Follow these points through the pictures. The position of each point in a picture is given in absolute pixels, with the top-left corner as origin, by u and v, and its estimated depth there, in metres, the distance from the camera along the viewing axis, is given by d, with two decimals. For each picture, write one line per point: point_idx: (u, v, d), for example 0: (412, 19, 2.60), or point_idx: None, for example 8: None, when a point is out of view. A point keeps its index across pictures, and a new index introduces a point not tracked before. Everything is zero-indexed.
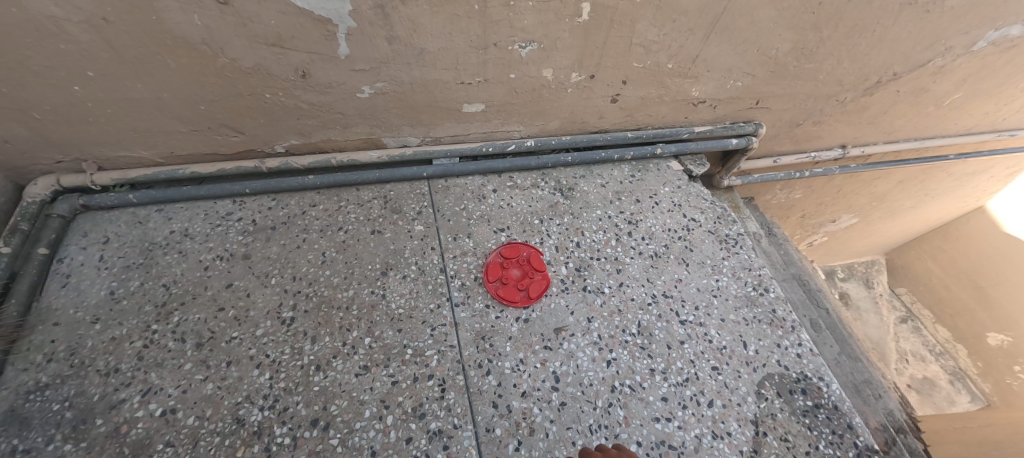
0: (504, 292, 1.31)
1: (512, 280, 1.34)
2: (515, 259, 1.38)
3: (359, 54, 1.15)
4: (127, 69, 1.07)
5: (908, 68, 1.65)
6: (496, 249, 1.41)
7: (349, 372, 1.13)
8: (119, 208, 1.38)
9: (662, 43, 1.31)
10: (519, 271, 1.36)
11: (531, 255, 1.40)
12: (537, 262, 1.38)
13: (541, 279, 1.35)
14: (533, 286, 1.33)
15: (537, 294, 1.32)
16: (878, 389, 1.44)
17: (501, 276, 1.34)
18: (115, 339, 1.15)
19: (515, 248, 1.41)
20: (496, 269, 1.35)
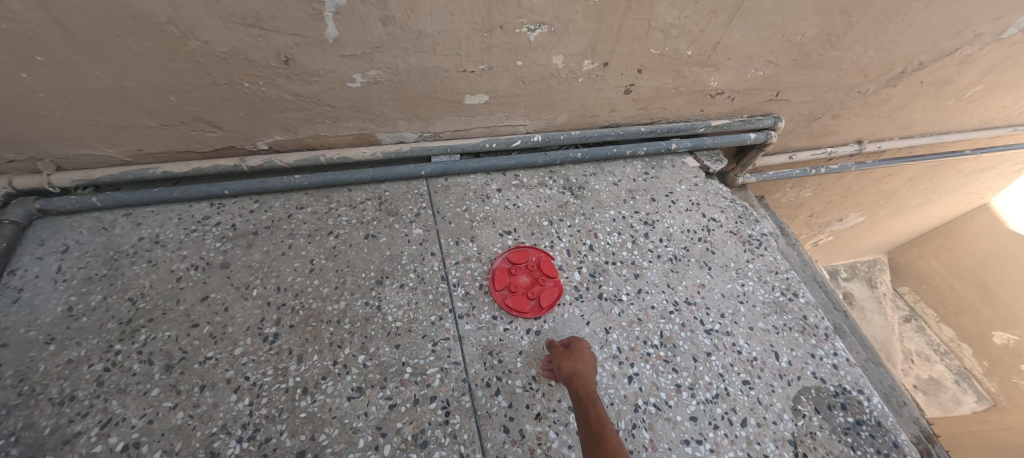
0: (512, 302, 1.18)
1: (521, 288, 1.22)
2: (524, 265, 1.26)
3: (350, 37, 1.03)
4: (82, 54, 0.93)
5: (934, 57, 1.56)
6: (502, 254, 1.29)
7: (340, 396, 1.00)
8: (82, 212, 1.24)
9: (682, 28, 1.20)
10: (529, 278, 1.24)
11: (541, 260, 1.28)
12: (548, 268, 1.26)
13: (553, 287, 1.22)
14: (543, 294, 1.20)
15: (549, 303, 1.19)
16: (902, 395, 1.32)
17: (508, 283, 1.22)
18: (72, 362, 1.00)
19: (524, 252, 1.29)
20: (503, 277, 1.23)
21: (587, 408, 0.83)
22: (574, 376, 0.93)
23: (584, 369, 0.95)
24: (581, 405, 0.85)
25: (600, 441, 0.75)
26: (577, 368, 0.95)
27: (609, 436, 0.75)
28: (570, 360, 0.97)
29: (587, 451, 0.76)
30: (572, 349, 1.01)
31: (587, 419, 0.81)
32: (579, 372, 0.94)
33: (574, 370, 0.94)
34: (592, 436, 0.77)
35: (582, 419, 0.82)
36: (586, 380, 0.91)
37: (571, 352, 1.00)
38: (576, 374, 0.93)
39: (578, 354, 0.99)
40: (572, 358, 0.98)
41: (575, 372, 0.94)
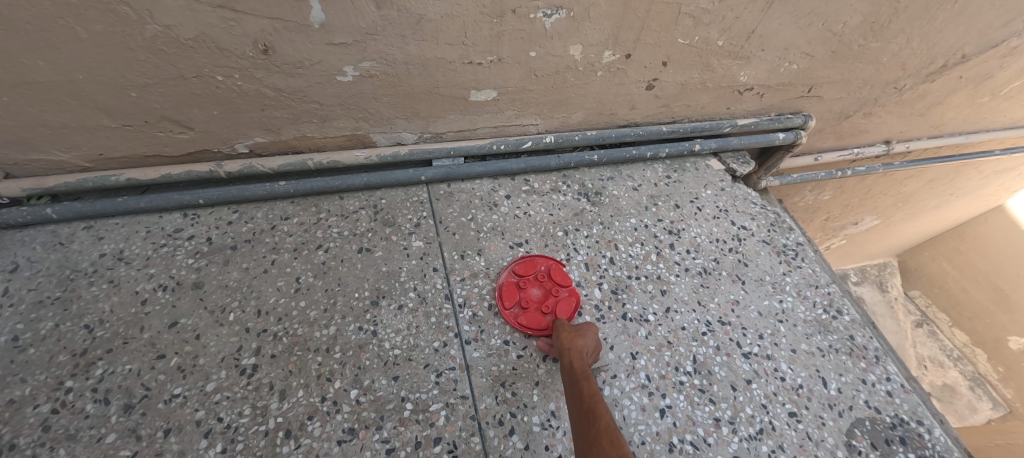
0: (526, 320, 1.04)
1: (533, 302, 1.07)
2: (533, 277, 1.12)
3: (339, 22, 0.89)
4: (18, 40, 0.78)
5: (978, 49, 1.44)
6: (508, 267, 1.14)
7: (328, 440, 0.85)
8: (36, 225, 1.09)
9: (716, 14, 1.07)
10: (540, 290, 1.10)
11: (552, 269, 1.13)
12: (560, 276, 1.12)
13: (568, 297, 1.09)
14: (560, 307, 1.06)
15: (567, 316, 1.05)
16: None
17: (519, 299, 1.07)
18: (13, 403, 0.85)
19: (531, 263, 1.14)
20: (512, 293, 1.08)
21: (580, 383, 0.80)
22: (572, 353, 0.89)
23: (583, 347, 0.91)
24: (575, 380, 0.81)
25: (590, 415, 0.71)
26: (576, 346, 0.91)
27: (600, 411, 0.71)
28: (571, 337, 0.93)
29: (578, 425, 0.72)
30: (576, 327, 0.97)
31: (580, 395, 0.77)
32: (577, 350, 0.90)
33: (573, 348, 0.90)
34: (583, 410, 0.74)
35: (574, 394, 0.79)
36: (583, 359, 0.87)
37: (573, 329, 0.96)
38: (574, 352, 0.89)
39: (575, 330, 0.95)
40: (573, 335, 0.94)
41: (573, 349, 0.90)
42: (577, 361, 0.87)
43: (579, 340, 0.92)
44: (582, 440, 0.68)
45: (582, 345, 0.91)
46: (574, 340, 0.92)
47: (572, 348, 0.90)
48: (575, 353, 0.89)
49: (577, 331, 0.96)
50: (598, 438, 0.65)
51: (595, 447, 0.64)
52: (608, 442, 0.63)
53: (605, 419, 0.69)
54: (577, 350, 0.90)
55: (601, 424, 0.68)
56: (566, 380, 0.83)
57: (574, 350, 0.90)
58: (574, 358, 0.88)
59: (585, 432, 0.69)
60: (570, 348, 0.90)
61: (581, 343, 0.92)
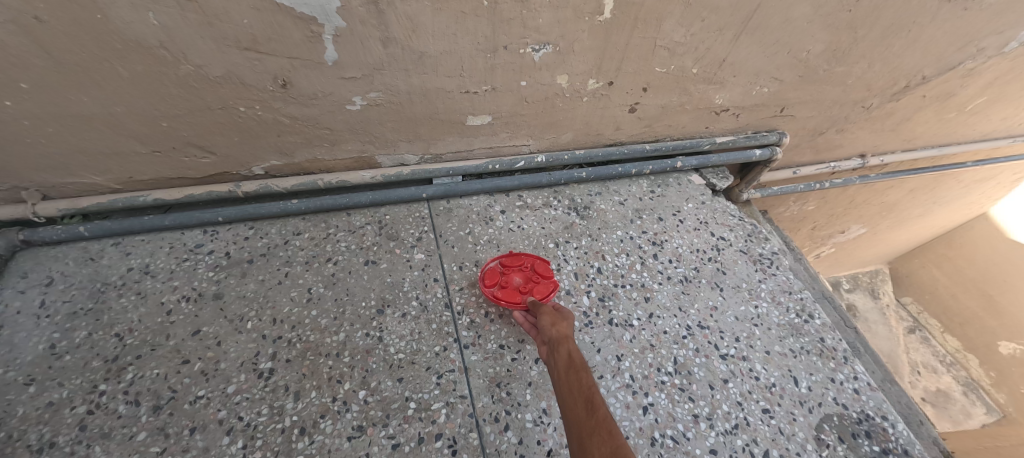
0: (503, 293, 1.13)
1: (512, 287, 1.15)
2: (517, 267, 1.20)
3: (349, 59, 1.00)
4: (68, 79, 0.89)
5: (937, 71, 1.56)
6: (496, 261, 1.25)
7: (339, 436, 0.94)
8: (68, 242, 1.18)
9: (689, 45, 1.18)
10: (521, 278, 1.18)
11: (536, 263, 1.22)
12: (542, 269, 1.18)
13: (547, 283, 1.15)
14: (537, 288, 1.13)
15: (543, 295, 1.11)
16: None
17: (498, 280, 1.17)
18: (52, 405, 0.94)
19: (517, 257, 1.24)
20: (494, 276, 1.18)
21: (575, 372, 0.79)
22: (564, 340, 0.89)
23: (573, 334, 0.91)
24: (569, 367, 0.81)
25: (589, 406, 0.70)
26: (567, 333, 0.91)
27: (598, 402, 0.71)
28: (562, 324, 0.94)
29: (574, 413, 0.71)
30: (565, 314, 0.98)
31: (575, 383, 0.77)
32: (568, 337, 0.90)
33: (564, 335, 0.91)
34: (579, 399, 0.74)
35: (568, 381, 0.79)
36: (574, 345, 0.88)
37: (563, 316, 0.97)
38: (565, 339, 0.90)
39: (566, 319, 0.96)
40: (563, 324, 0.94)
41: (565, 336, 0.90)
42: (569, 347, 0.87)
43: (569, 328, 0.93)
44: (579, 429, 0.68)
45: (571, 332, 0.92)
46: (565, 328, 0.93)
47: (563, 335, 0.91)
48: (567, 340, 0.89)
49: (567, 318, 0.97)
50: (597, 429, 0.65)
51: (594, 438, 0.64)
52: (607, 435, 0.63)
53: (602, 410, 0.69)
54: (568, 337, 0.90)
55: (599, 415, 0.68)
56: (558, 367, 0.83)
57: (566, 336, 0.90)
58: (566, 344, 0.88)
59: (582, 421, 0.69)
60: (563, 335, 0.91)
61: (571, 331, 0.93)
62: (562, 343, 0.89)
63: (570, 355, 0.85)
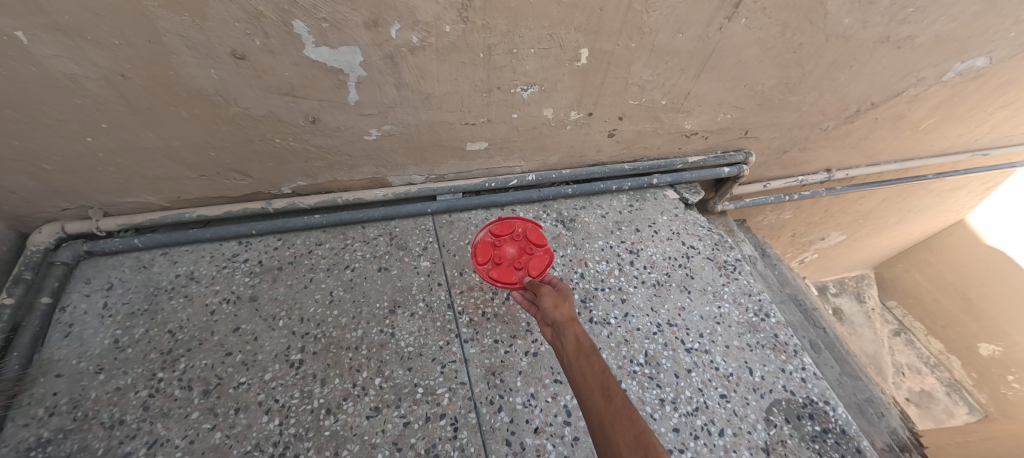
0: (498, 275, 1.19)
1: (506, 259, 1.22)
2: (509, 237, 1.27)
3: (368, 100, 1.20)
4: (140, 120, 1.09)
5: (884, 97, 1.75)
6: (486, 229, 1.31)
7: (359, 415, 1.12)
8: (123, 252, 1.37)
9: (656, 82, 1.38)
10: (515, 249, 1.25)
11: (528, 229, 1.28)
12: (535, 237, 1.26)
13: (542, 255, 1.23)
14: (532, 263, 1.19)
15: (539, 271, 1.18)
16: (880, 407, 1.61)
17: (493, 256, 1.23)
18: (119, 389, 1.12)
19: (508, 225, 1.29)
20: (487, 249, 1.25)
21: (585, 357, 0.83)
22: (571, 324, 0.92)
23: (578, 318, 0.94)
24: (580, 353, 0.85)
25: (607, 393, 0.75)
26: (571, 316, 0.94)
27: (613, 387, 0.76)
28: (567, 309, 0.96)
29: (592, 400, 0.76)
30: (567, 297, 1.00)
31: (587, 368, 0.81)
32: (573, 321, 0.93)
33: (571, 320, 0.93)
34: (594, 384, 0.78)
35: (580, 367, 0.82)
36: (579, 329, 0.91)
37: (566, 300, 0.99)
38: (571, 323, 0.92)
39: (567, 300, 0.99)
40: (567, 308, 0.96)
41: (570, 320, 0.93)
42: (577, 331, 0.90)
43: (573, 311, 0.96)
44: (598, 415, 0.74)
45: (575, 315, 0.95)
46: (571, 313, 0.95)
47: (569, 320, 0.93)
48: (573, 325, 0.92)
49: (570, 302, 0.99)
50: (617, 415, 0.71)
51: (617, 425, 0.70)
52: (629, 421, 0.70)
53: (619, 395, 0.75)
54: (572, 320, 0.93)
55: (617, 400, 0.74)
56: (569, 352, 0.87)
57: (571, 321, 0.93)
58: (573, 329, 0.91)
59: (601, 407, 0.74)
60: (570, 320, 0.93)
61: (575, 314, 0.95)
62: (569, 327, 0.91)
63: (578, 339, 0.87)
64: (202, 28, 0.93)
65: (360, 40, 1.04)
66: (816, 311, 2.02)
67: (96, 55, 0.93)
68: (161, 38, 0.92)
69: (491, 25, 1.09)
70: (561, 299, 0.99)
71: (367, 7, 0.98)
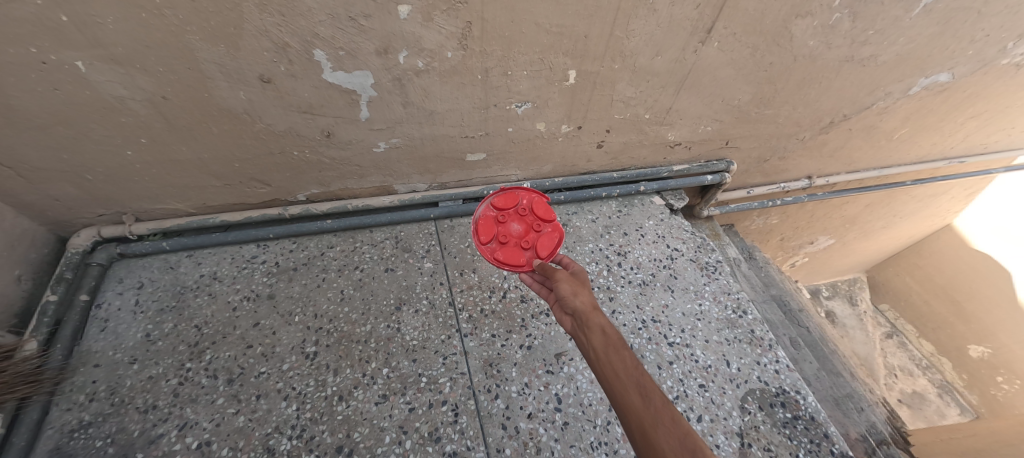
0: (504, 256, 1.12)
1: (511, 237, 1.15)
2: (513, 211, 1.19)
3: (378, 116, 1.33)
4: (175, 135, 1.22)
5: (855, 110, 1.88)
6: (488, 203, 1.22)
7: (368, 401, 1.24)
8: (152, 254, 1.50)
9: (639, 99, 1.51)
10: (521, 225, 1.18)
11: (534, 204, 1.21)
12: (542, 212, 1.18)
13: (549, 233, 1.15)
14: (541, 242, 1.13)
15: (548, 251, 1.11)
16: (860, 401, 1.71)
17: (497, 235, 1.15)
18: (152, 377, 1.24)
19: (512, 197, 1.21)
20: (490, 226, 1.17)
21: (614, 351, 0.79)
22: (595, 315, 0.87)
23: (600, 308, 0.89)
24: (608, 346, 0.80)
25: (643, 391, 0.71)
26: (593, 306, 0.90)
27: (649, 385, 0.72)
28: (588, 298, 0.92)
29: (626, 398, 0.72)
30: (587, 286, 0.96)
31: (618, 364, 0.77)
32: (596, 311, 0.88)
33: (594, 309, 0.89)
34: (627, 381, 0.74)
35: (610, 361, 0.78)
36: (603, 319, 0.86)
37: (586, 288, 0.95)
38: (594, 313, 0.88)
39: (586, 287, 0.95)
40: (589, 297, 0.92)
41: (593, 310, 0.88)
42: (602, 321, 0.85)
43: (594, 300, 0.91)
44: (635, 415, 0.69)
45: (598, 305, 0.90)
46: (593, 303, 0.91)
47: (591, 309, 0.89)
48: (597, 315, 0.87)
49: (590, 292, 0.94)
50: (658, 417, 0.67)
51: (658, 427, 0.66)
52: (671, 422, 0.66)
53: (656, 393, 0.71)
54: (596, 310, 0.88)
55: (655, 400, 0.70)
56: (596, 345, 0.82)
57: (594, 311, 0.88)
58: (597, 320, 0.86)
59: (638, 407, 0.70)
60: (593, 310, 0.88)
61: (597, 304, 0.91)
62: (594, 317, 0.87)
63: (604, 330, 0.83)
64: (236, 57, 1.07)
65: (372, 65, 1.18)
66: (797, 311, 2.12)
67: (144, 80, 1.07)
68: (200, 66, 1.06)
69: (487, 51, 1.23)
70: (581, 287, 0.95)
71: (378, 37, 1.11)
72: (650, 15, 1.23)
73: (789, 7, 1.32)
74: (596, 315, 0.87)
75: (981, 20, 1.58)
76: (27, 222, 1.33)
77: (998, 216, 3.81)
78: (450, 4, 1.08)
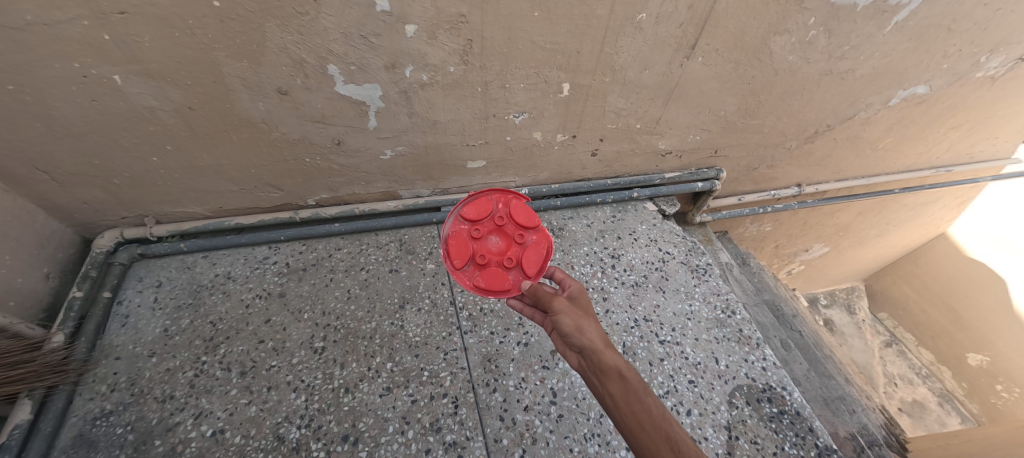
0: (487, 282, 1.08)
1: (490, 256, 1.11)
2: (488, 223, 1.13)
3: (385, 126, 1.43)
4: (198, 143, 1.32)
5: (838, 120, 1.97)
6: (457, 215, 1.15)
7: (373, 393, 1.31)
8: (170, 255, 1.59)
9: (630, 110, 1.61)
10: (499, 239, 1.13)
11: (510, 210, 1.15)
12: (520, 220, 1.13)
13: (532, 246, 1.12)
14: (525, 259, 1.09)
15: (533, 268, 1.09)
16: (852, 403, 1.74)
17: (474, 255, 1.10)
18: (170, 370, 1.32)
19: (484, 205, 1.15)
20: (465, 246, 1.10)
21: (635, 399, 0.82)
22: (606, 354, 0.89)
23: (609, 343, 0.91)
24: (628, 393, 0.83)
25: (672, 443, 0.74)
26: (603, 342, 0.92)
27: (676, 434, 0.76)
28: (596, 333, 0.94)
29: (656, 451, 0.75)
30: (594, 318, 0.97)
31: (642, 413, 0.80)
32: (606, 349, 0.90)
33: (605, 348, 0.91)
34: (653, 433, 0.77)
35: (632, 411, 0.81)
36: (615, 358, 0.89)
37: (592, 322, 0.96)
38: (605, 351, 0.90)
39: (593, 321, 0.96)
40: (598, 332, 0.94)
41: (604, 348, 0.90)
42: (614, 362, 0.87)
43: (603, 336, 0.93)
44: None
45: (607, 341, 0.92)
46: (603, 339, 0.93)
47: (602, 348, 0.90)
48: (609, 354, 0.90)
49: (598, 326, 0.96)
50: None
51: None
52: None
53: (684, 444, 0.74)
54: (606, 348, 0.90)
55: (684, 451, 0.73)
56: (616, 392, 0.85)
57: (603, 348, 0.90)
58: (609, 360, 0.88)
59: None
60: (604, 348, 0.91)
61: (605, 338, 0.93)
62: (605, 357, 0.89)
63: (619, 373, 0.86)
64: (258, 72, 1.17)
65: (381, 79, 1.28)
66: (790, 316, 2.17)
67: (174, 93, 1.17)
68: (224, 79, 1.17)
69: (487, 66, 1.33)
70: (587, 320, 0.97)
71: (386, 54, 1.22)
72: (637, 32, 1.34)
73: (766, 25, 1.42)
74: (608, 355, 0.89)
75: (951, 36, 1.68)
76: (56, 223, 1.42)
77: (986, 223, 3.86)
78: (453, 23, 1.19)
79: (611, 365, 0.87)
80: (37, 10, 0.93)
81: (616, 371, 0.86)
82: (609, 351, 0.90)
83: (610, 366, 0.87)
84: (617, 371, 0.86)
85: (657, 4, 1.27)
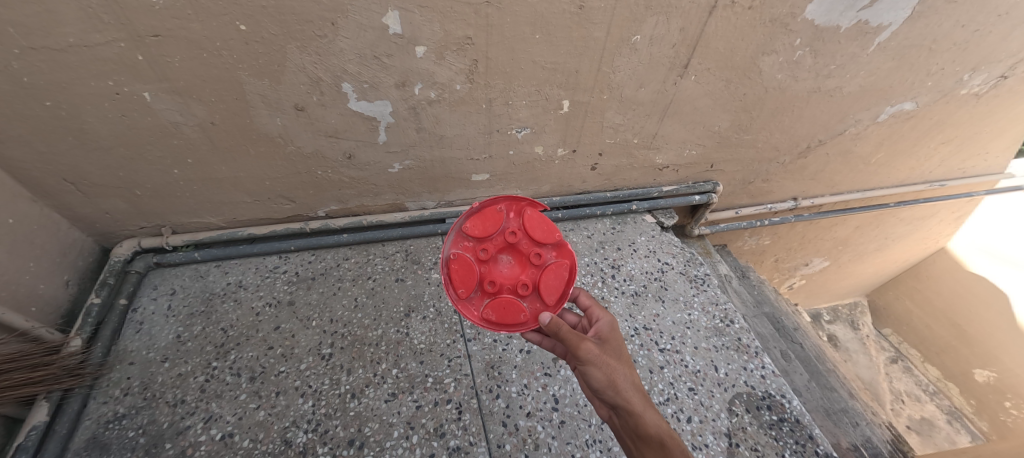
0: (496, 314, 1.13)
1: (501, 280, 1.14)
2: (498, 242, 1.13)
3: (393, 140, 1.50)
4: (217, 157, 1.39)
5: (829, 136, 2.04)
6: (462, 231, 1.13)
7: (378, 399, 1.34)
8: (184, 264, 1.64)
9: (627, 125, 1.68)
10: (510, 259, 1.15)
11: (521, 225, 1.13)
12: (534, 237, 1.13)
13: (548, 269, 1.13)
14: (540, 286, 1.13)
15: (548, 295, 1.13)
16: (855, 416, 1.72)
17: (483, 282, 1.13)
18: (181, 375, 1.35)
19: (490, 218, 1.12)
20: (471, 272, 1.12)
21: None
22: (645, 416, 0.96)
23: (648, 405, 0.98)
24: None
25: None
26: (643, 404, 0.98)
27: None
28: (635, 393, 0.99)
29: None
30: (631, 374, 1.02)
31: None
32: (646, 412, 0.97)
33: (645, 410, 0.97)
34: None
35: None
36: (654, 422, 0.95)
37: (631, 378, 1.02)
38: (645, 413, 0.97)
39: (630, 377, 1.01)
40: (637, 392, 1.00)
41: (643, 411, 0.97)
42: (655, 429, 0.94)
43: (642, 396, 0.99)
44: None
45: (647, 402, 0.99)
46: (643, 400, 0.99)
47: (642, 411, 0.97)
48: (648, 417, 0.96)
49: (638, 384, 1.01)
50: None
51: None
52: None
53: None
54: (646, 412, 0.97)
55: None
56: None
57: (643, 411, 0.97)
58: (649, 425, 0.95)
59: None
60: (643, 410, 0.97)
61: (645, 398, 0.99)
62: (645, 420, 0.96)
63: (660, 441, 0.93)
64: (277, 89, 1.25)
65: (392, 96, 1.36)
66: (790, 328, 2.18)
67: (198, 109, 1.25)
68: (246, 97, 1.25)
69: (491, 84, 1.41)
70: (626, 375, 1.02)
71: (397, 73, 1.30)
72: (632, 53, 1.42)
73: (754, 46, 1.51)
74: (648, 419, 0.96)
75: (933, 55, 1.77)
76: (78, 233, 1.49)
77: (983, 238, 3.90)
78: (459, 45, 1.27)
79: (650, 430, 0.94)
80: (80, 34, 1.02)
81: (658, 438, 0.93)
82: (649, 414, 0.97)
83: (650, 432, 0.94)
84: (658, 438, 0.93)
85: (651, 26, 1.35)
